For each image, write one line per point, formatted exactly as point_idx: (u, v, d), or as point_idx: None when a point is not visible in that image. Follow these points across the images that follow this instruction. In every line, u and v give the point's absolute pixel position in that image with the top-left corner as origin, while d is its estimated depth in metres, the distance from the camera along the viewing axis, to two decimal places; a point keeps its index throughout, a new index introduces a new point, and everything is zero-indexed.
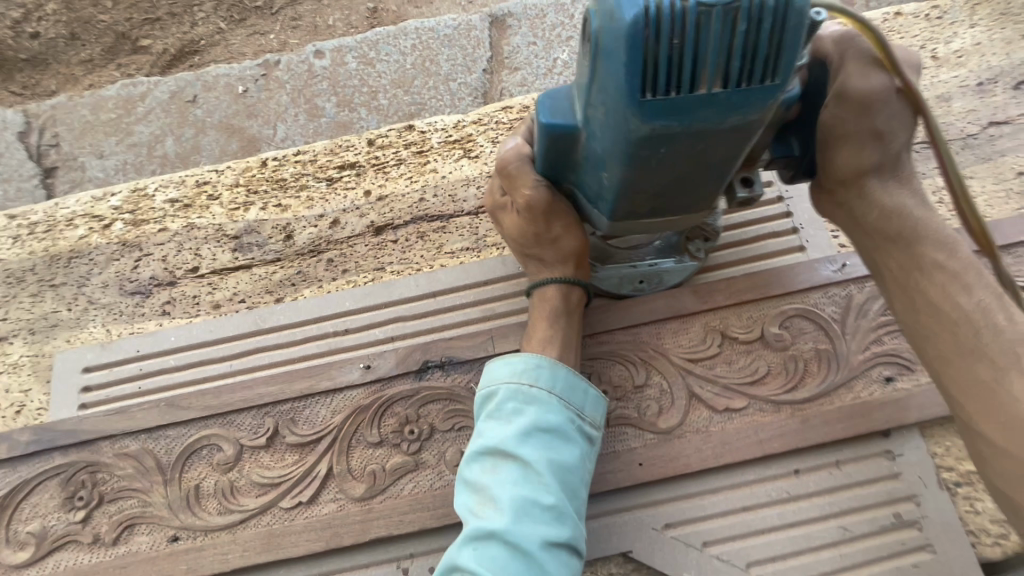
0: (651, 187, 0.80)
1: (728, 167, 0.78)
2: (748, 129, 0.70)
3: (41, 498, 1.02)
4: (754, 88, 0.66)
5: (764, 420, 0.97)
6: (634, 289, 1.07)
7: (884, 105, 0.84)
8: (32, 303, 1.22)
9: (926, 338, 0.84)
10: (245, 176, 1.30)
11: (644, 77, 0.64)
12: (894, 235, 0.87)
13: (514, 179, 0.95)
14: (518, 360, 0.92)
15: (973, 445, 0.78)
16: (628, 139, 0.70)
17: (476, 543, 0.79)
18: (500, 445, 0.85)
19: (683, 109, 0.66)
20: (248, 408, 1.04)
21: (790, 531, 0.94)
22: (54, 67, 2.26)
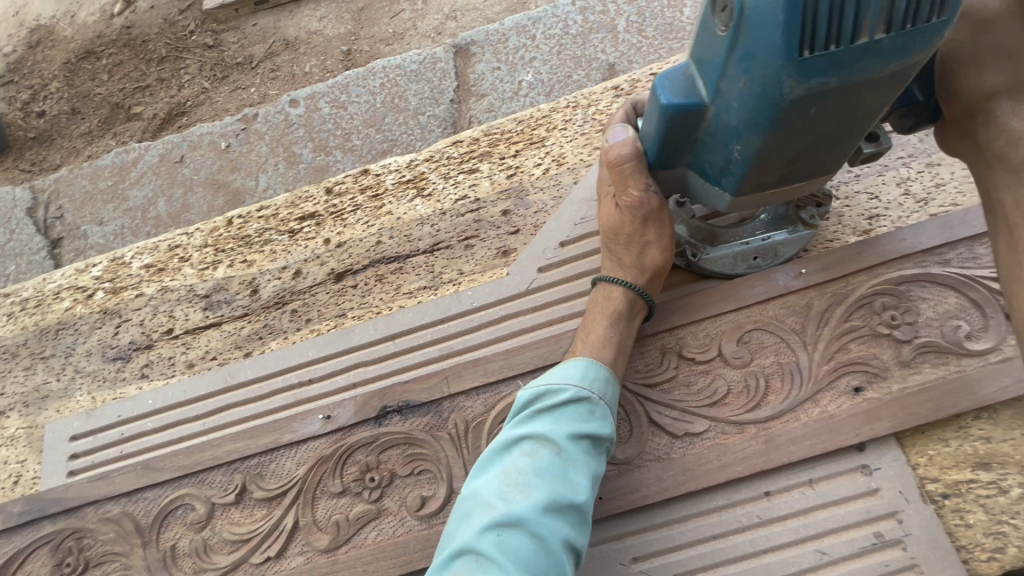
0: (781, 156, 0.77)
1: (863, 125, 0.75)
2: (903, 75, 0.69)
3: (35, 564, 1.08)
4: (919, 28, 0.64)
5: (727, 442, 0.94)
6: (748, 266, 1.03)
7: (1006, 22, 0.83)
8: (25, 376, 1.29)
9: (1021, 280, 0.85)
10: (213, 236, 1.36)
11: (803, 33, 0.63)
12: (1012, 165, 0.85)
13: (625, 172, 0.93)
14: (589, 364, 0.92)
15: None
16: (780, 101, 0.68)
17: (500, 530, 0.77)
18: (551, 437, 0.84)
19: (846, 62, 0.65)
20: (218, 466, 1.07)
21: (764, 558, 0.90)
22: (58, 142, 2.43)
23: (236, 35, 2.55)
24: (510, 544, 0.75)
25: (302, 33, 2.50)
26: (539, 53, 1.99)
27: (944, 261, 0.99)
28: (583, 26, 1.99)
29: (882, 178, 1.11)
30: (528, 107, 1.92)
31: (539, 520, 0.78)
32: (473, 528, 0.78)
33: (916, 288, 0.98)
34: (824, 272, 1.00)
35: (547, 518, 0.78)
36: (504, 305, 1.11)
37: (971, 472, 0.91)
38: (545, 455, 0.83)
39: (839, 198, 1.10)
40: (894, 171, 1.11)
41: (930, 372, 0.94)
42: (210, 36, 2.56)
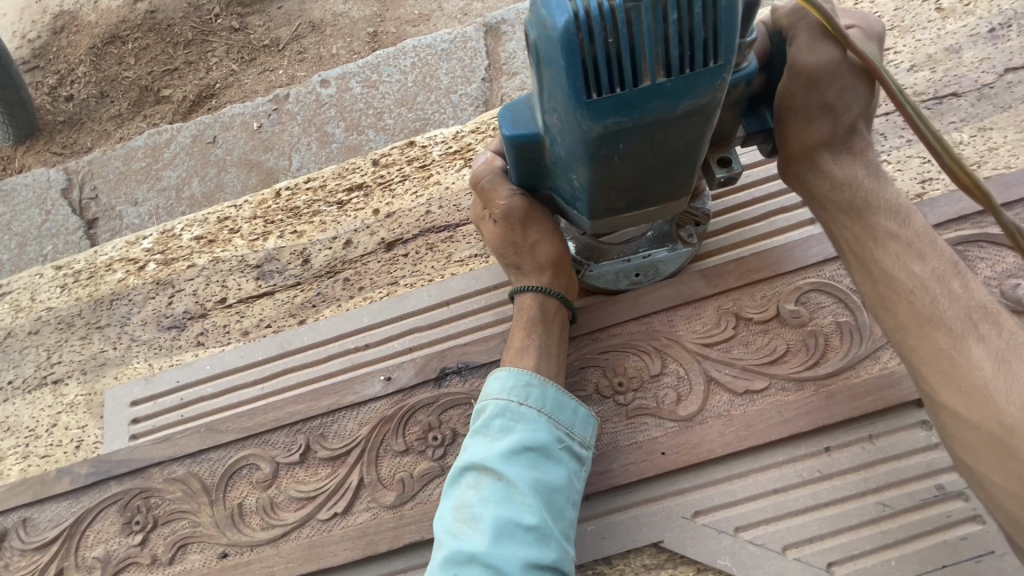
0: (622, 183, 0.78)
1: (696, 152, 0.77)
2: (701, 114, 0.69)
3: (103, 523, 1.10)
4: (698, 73, 0.65)
5: (787, 399, 0.96)
6: (632, 283, 1.06)
7: (832, 78, 0.84)
8: (81, 345, 1.32)
9: (885, 308, 0.81)
10: (262, 208, 1.38)
11: (587, 77, 0.64)
12: (845, 206, 0.88)
13: (489, 193, 0.98)
14: (509, 375, 0.92)
15: (937, 418, 0.75)
16: (584, 138, 0.70)
17: (457, 567, 0.78)
18: (484, 462, 0.85)
19: (632, 103, 0.66)
20: (281, 427, 1.09)
21: (827, 510, 0.91)
22: (88, 125, 2.44)
23: (262, 18, 2.56)
24: None
25: (328, 15, 2.51)
26: None
27: None
28: None
29: None
30: None
31: (492, 550, 0.78)
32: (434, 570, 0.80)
33: (973, 248, 1.00)
34: None
35: (499, 547, 0.78)
36: None
37: None
38: (486, 483, 0.84)
39: (891, 162, 1.12)
40: (946, 135, 1.11)
41: None
42: (236, 19, 2.57)
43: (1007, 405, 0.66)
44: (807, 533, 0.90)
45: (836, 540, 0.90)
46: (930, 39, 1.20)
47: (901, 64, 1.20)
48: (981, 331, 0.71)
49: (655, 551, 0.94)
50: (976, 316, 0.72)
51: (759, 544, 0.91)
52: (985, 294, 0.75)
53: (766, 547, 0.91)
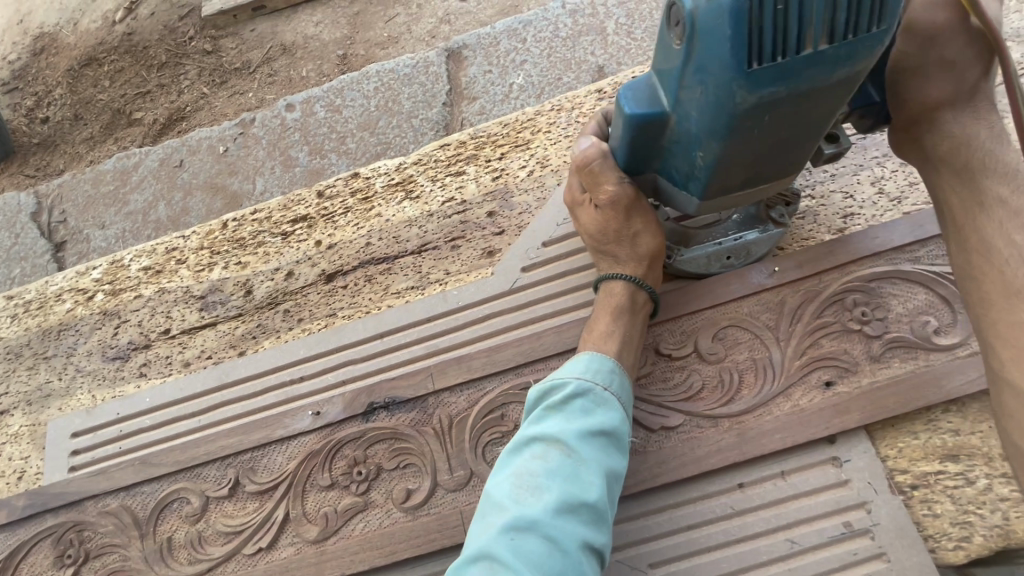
0: (749, 159, 0.78)
1: (822, 127, 0.77)
2: (848, 83, 0.71)
3: (37, 557, 1.12)
4: (862, 37, 0.66)
5: (701, 435, 0.97)
6: (723, 266, 1.05)
7: (951, 37, 0.86)
8: (27, 376, 1.34)
9: (973, 279, 0.86)
10: (208, 239, 1.40)
11: (750, 45, 0.65)
12: (959, 167, 0.89)
13: (597, 175, 0.96)
14: (593, 358, 0.93)
15: (998, 396, 0.81)
16: (732, 111, 0.70)
17: (515, 533, 0.78)
18: (560, 437, 0.85)
19: (793, 71, 0.67)
20: (213, 460, 1.11)
21: (738, 547, 0.92)
22: (61, 147, 2.48)
23: (234, 41, 2.59)
24: (524, 549, 0.76)
25: (299, 38, 2.55)
26: (529, 55, 2.02)
27: (915, 258, 1.01)
28: (573, 28, 2.02)
29: (857, 178, 1.13)
30: (518, 110, 1.95)
31: (553, 524, 0.79)
32: (490, 532, 0.79)
33: (887, 284, 1.01)
34: (797, 269, 1.03)
35: (560, 520, 0.79)
36: (488, 304, 1.14)
37: (939, 464, 0.94)
38: (556, 457, 0.84)
39: (814, 197, 1.13)
40: (867, 170, 1.13)
41: (899, 367, 0.96)
42: (209, 42, 2.61)
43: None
44: (717, 570, 0.91)
45: None
46: None
47: None
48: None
49: None
50: None
51: None
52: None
53: None
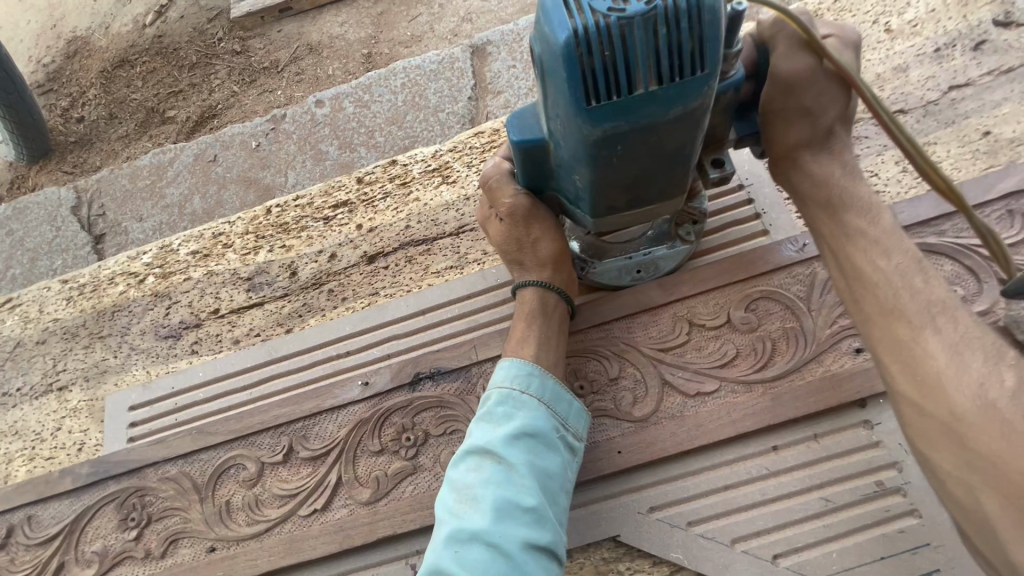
0: (622, 183, 0.83)
1: (689, 154, 0.81)
2: (691, 118, 0.74)
3: (101, 520, 1.18)
4: (687, 81, 0.70)
5: (736, 400, 1.02)
6: (633, 279, 1.12)
7: (811, 83, 0.91)
8: (85, 354, 1.41)
9: (857, 301, 0.84)
10: (253, 224, 1.47)
11: (586, 87, 0.69)
12: (823, 202, 0.94)
13: (496, 192, 1.07)
14: (512, 365, 0.97)
15: (904, 420, 0.74)
16: (587, 142, 0.75)
17: (457, 546, 0.81)
18: (487, 445, 0.89)
19: (628, 109, 0.71)
20: (266, 429, 1.17)
21: (773, 506, 0.96)
22: (97, 145, 2.57)
23: (262, 41, 2.68)
24: (467, 560, 0.80)
25: (325, 38, 2.63)
26: None
27: (939, 232, 1.06)
28: None
29: (882, 157, 1.17)
30: None
31: (493, 529, 0.82)
32: (434, 548, 0.83)
33: None
34: None
35: (500, 527, 0.82)
36: None
37: None
38: (487, 466, 0.88)
39: None
40: (892, 150, 1.17)
41: None
42: (238, 43, 2.69)
43: (956, 392, 0.67)
44: (755, 527, 0.96)
45: (781, 534, 0.95)
46: (879, 58, 1.27)
47: None
48: (938, 322, 0.73)
49: (614, 545, 1.00)
50: (938, 311, 0.74)
51: (710, 538, 0.96)
52: (948, 291, 0.76)
53: (716, 540, 0.96)
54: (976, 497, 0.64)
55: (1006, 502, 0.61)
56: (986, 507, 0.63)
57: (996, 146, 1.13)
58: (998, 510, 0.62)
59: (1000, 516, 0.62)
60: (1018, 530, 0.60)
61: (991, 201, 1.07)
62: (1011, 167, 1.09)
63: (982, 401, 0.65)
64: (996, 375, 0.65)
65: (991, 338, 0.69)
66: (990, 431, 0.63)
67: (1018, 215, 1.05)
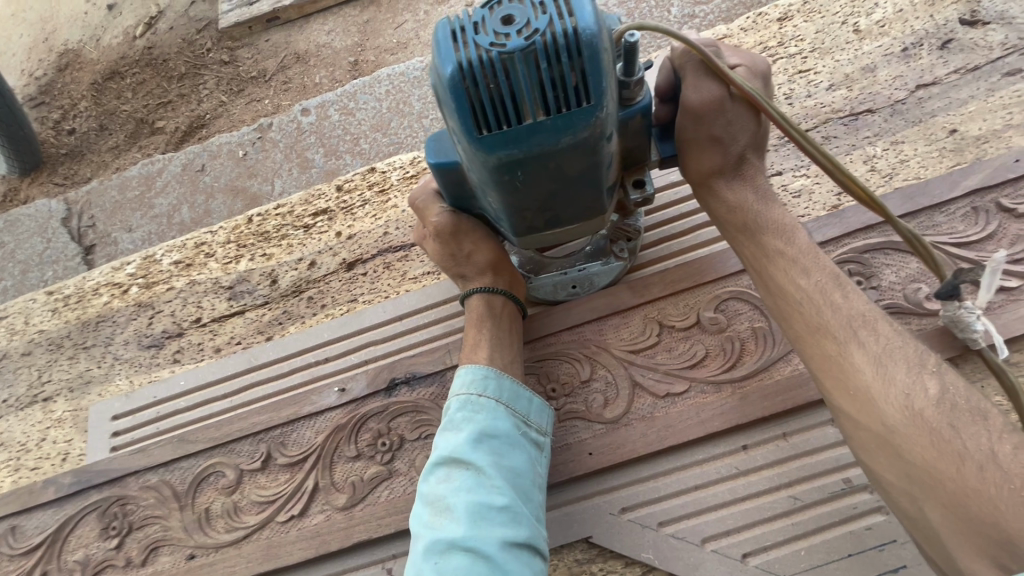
0: (534, 206, 0.83)
1: (598, 178, 0.81)
2: (586, 146, 0.74)
3: (84, 529, 1.19)
4: (573, 112, 0.70)
5: (705, 401, 1.03)
6: (569, 295, 1.14)
7: (718, 110, 0.92)
8: (69, 364, 1.42)
9: (785, 319, 0.86)
10: (235, 233, 1.48)
11: (475, 117, 0.70)
12: (741, 226, 0.94)
13: (425, 212, 1.09)
14: (469, 370, 0.99)
15: (842, 426, 0.79)
16: (487, 169, 0.75)
17: (438, 556, 0.82)
18: (452, 454, 0.90)
19: (520, 138, 0.71)
20: (245, 436, 1.18)
21: (743, 505, 0.97)
22: (88, 156, 2.59)
23: (250, 51, 2.70)
24: (447, 569, 0.80)
25: (312, 46, 2.65)
26: None
27: None
28: None
29: (850, 157, 1.19)
30: None
31: (469, 535, 0.82)
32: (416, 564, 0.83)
33: (879, 255, 1.06)
34: None
35: (474, 532, 0.83)
36: None
37: None
38: (455, 474, 0.89)
39: (809, 176, 1.18)
40: (859, 150, 1.19)
41: None
42: (226, 53, 2.72)
43: (886, 406, 0.71)
44: (724, 527, 0.96)
45: (750, 532, 0.96)
46: (847, 59, 1.29)
47: (821, 83, 1.28)
48: (861, 336, 0.77)
49: (586, 546, 1.01)
50: (858, 321, 0.78)
51: (680, 538, 0.97)
52: (866, 305, 0.80)
53: (686, 540, 0.97)
54: (916, 504, 0.69)
55: (945, 510, 0.65)
56: (929, 516, 0.67)
57: (961, 144, 1.14)
58: (939, 516, 0.66)
59: (944, 524, 0.66)
60: (963, 534, 0.64)
61: (956, 198, 1.08)
62: (977, 164, 1.10)
63: (910, 414, 0.69)
64: (919, 385, 0.71)
65: (909, 347, 0.75)
66: (921, 443, 0.68)
67: (982, 212, 1.06)
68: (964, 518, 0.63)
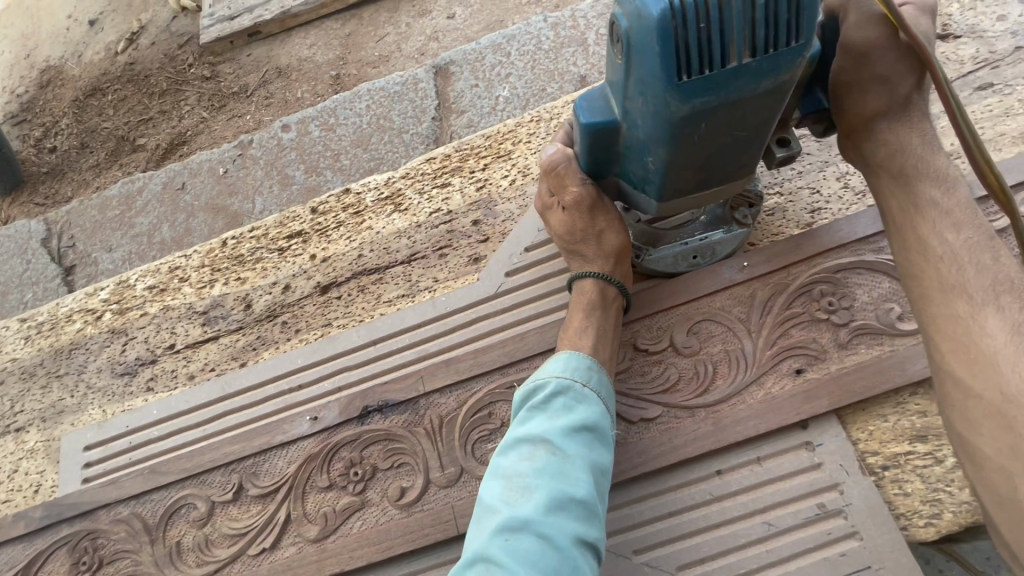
0: (696, 161, 0.84)
1: (764, 132, 0.82)
2: (779, 90, 0.75)
3: (54, 565, 1.18)
4: (782, 52, 0.71)
5: (678, 425, 1.02)
6: (690, 265, 1.10)
7: (883, 51, 0.90)
8: (42, 394, 1.40)
9: (914, 278, 0.87)
10: (209, 257, 1.47)
11: (679, 59, 0.71)
12: (896, 172, 0.94)
13: (563, 178, 1.02)
14: (571, 357, 0.97)
15: (944, 391, 0.80)
16: (675, 117, 0.76)
17: (509, 534, 0.80)
18: (544, 435, 0.89)
19: (722, 82, 0.72)
20: (217, 467, 1.16)
21: (717, 531, 0.96)
22: (69, 175, 2.57)
23: (232, 66, 2.69)
24: (520, 549, 0.78)
25: (293, 60, 2.64)
26: (514, 69, 2.09)
27: (879, 248, 1.06)
28: (555, 41, 2.10)
29: (823, 174, 1.18)
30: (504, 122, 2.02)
31: (546, 521, 0.81)
32: (484, 535, 0.81)
33: (852, 275, 1.05)
34: (766, 263, 1.08)
35: (552, 518, 0.81)
36: (475, 308, 1.19)
37: (909, 445, 0.97)
38: (543, 455, 0.87)
39: (783, 194, 1.18)
40: (832, 168, 1.18)
41: (866, 353, 1.00)
42: (208, 68, 2.71)
43: (1011, 373, 0.72)
44: (699, 554, 0.95)
45: (724, 560, 0.95)
46: None
47: None
48: (1002, 302, 0.77)
49: None
50: (1000, 291, 0.78)
51: (654, 566, 0.96)
52: (1017, 272, 0.80)
53: (660, 569, 0.96)
54: (1007, 478, 0.70)
55: None
56: (1021, 489, 0.68)
57: None
58: None
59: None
60: None
61: None
62: None
63: None
64: None
65: None
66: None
67: None
68: None
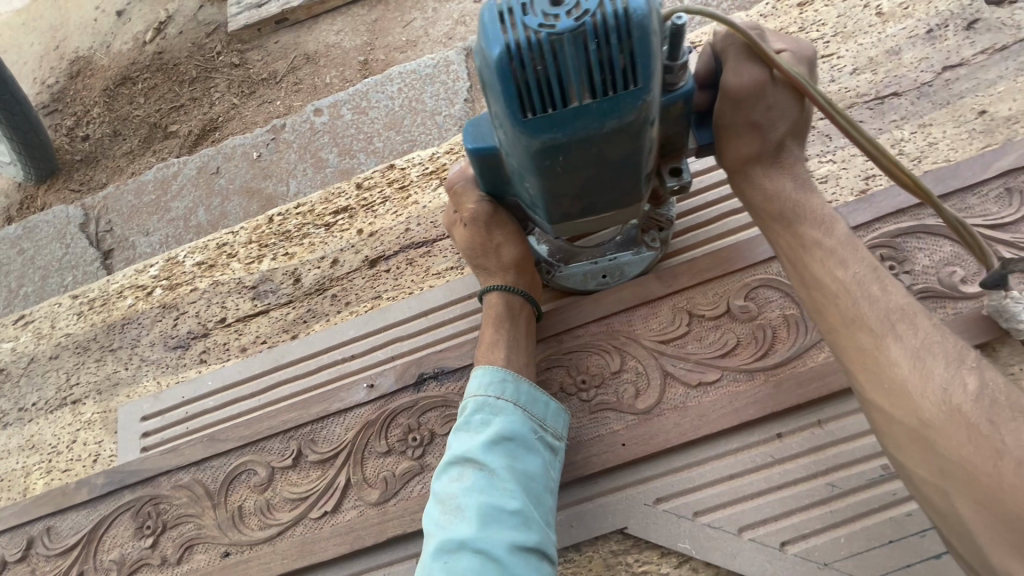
0: (572, 191, 0.81)
1: (639, 163, 0.79)
2: (631, 130, 0.72)
3: (118, 529, 1.21)
4: (620, 95, 0.69)
5: (738, 389, 1.02)
6: (598, 283, 1.14)
7: (762, 94, 0.91)
8: (96, 366, 1.43)
9: (817, 310, 0.86)
10: (256, 233, 1.49)
11: (520, 100, 0.69)
12: (775, 215, 0.93)
13: (461, 197, 1.08)
14: (488, 371, 0.99)
15: (870, 416, 0.79)
16: (529, 153, 0.74)
17: (447, 555, 0.83)
18: (467, 453, 0.92)
19: (565, 121, 0.70)
20: (276, 434, 1.18)
21: (780, 493, 0.97)
22: (103, 162, 2.61)
23: (260, 52, 2.71)
24: (456, 567, 0.82)
25: (321, 46, 2.65)
26: None
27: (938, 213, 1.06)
28: None
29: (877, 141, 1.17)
30: None
31: (478, 534, 0.84)
32: (425, 559, 0.85)
33: (911, 239, 1.05)
34: None
35: (486, 532, 0.84)
36: None
37: None
38: (469, 473, 0.90)
39: (836, 161, 1.17)
40: (886, 135, 1.17)
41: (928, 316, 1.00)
42: (236, 56, 2.73)
43: (922, 399, 0.70)
44: (762, 515, 0.96)
45: (787, 520, 0.95)
46: (871, 42, 1.27)
47: (844, 68, 1.26)
48: (899, 330, 0.76)
49: (622, 537, 1.01)
50: (894, 316, 0.77)
51: (716, 527, 0.97)
52: (904, 297, 0.79)
53: (723, 529, 0.96)
54: (946, 499, 0.69)
55: (977, 504, 0.65)
56: (961, 512, 0.67)
57: (991, 125, 1.12)
58: (969, 510, 0.66)
59: (970, 513, 0.66)
60: (990, 529, 0.64)
61: (987, 180, 1.06)
62: (1008, 145, 1.08)
63: (947, 408, 0.69)
64: (958, 380, 0.70)
65: (949, 341, 0.73)
66: (955, 435, 0.67)
67: (1016, 192, 1.05)
68: (998, 513, 0.63)
